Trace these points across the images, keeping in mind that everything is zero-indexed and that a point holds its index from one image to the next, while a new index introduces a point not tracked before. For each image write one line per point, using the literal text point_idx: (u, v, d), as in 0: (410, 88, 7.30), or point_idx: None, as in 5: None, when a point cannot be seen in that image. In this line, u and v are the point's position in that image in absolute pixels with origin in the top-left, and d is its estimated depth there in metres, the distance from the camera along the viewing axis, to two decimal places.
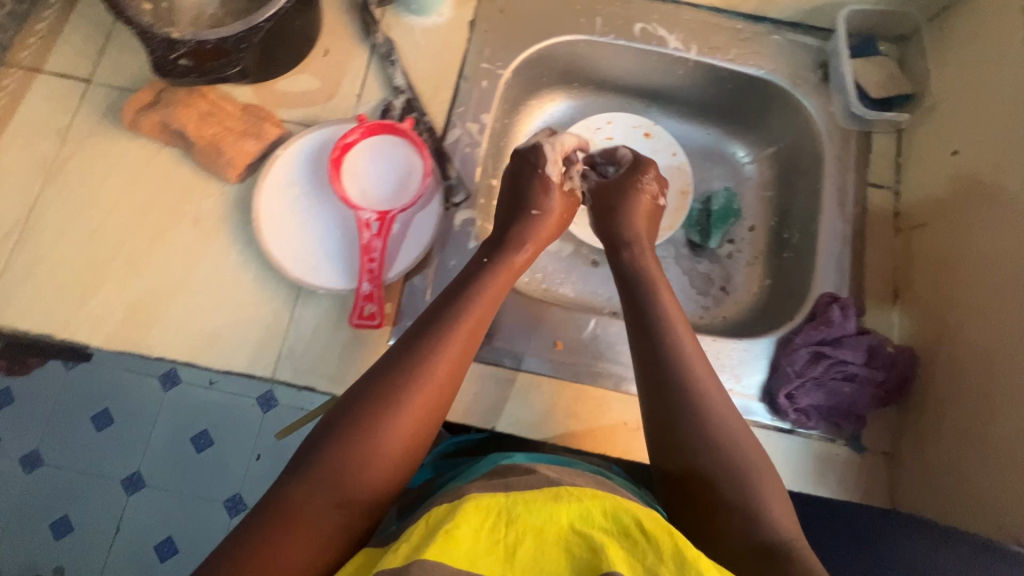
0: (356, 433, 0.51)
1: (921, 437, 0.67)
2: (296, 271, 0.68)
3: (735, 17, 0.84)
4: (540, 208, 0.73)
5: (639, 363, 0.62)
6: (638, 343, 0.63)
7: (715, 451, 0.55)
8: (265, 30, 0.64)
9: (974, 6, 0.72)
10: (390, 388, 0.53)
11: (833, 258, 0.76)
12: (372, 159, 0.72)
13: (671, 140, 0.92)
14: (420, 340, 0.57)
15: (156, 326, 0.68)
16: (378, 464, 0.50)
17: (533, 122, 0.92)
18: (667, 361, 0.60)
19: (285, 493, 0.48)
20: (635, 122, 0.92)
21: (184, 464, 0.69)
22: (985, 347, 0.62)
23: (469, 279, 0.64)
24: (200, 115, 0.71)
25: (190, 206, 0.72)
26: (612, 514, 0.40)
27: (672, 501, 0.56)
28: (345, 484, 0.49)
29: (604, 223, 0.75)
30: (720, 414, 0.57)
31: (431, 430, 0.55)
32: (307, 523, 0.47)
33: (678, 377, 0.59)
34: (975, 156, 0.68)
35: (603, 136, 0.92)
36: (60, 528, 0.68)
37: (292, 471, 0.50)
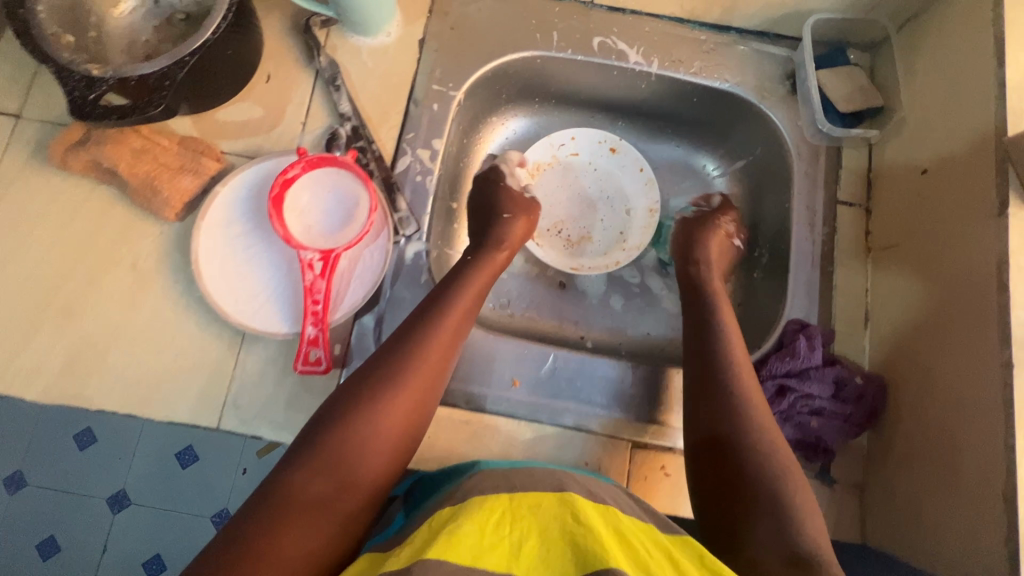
0: (354, 417, 0.54)
1: (890, 470, 0.64)
2: (238, 316, 0.65)
3: (698, 27, 0.80)
4: (512, 210, 0.78)
5: (687, 362, 0.67)
6: (693, 345, 0.67)
7: (757, 449, 0.57)
8: (189, 64, 0.60)
9: (944, 14, 0.68)
10: (385, 373, 0.57)
11: (802, 280, 0.73)
12: (318, 193, 0.70)
13: (637, 155, 0.89)
14: (412, 331, 0.61)
15: (94, 376, 0.65)
16: (376, 447, 0.53)
17: (494, 139, 0.89)
18: (714, 361, 0.64)
19: (285, 477, 0.50)
20: (600, 137, 0.89)
21: (170, 478, 0.65)
22: (950, 378, 0.59)
23: (456, 273, 0.68)
24: (132, 152, 0.67)
25: (130, 247, 0.69)
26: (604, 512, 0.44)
27: (706, 499, 0.58)
28: (343, 466, 0.51)
29: (682, 247, 0.79)
30: (760, 412, 0.60)
31: (425, 417, 0.58)
32: (309, 505, 0.48)
33: (720, 373, 0.63)
34: (942, 173, 0.65)
35: (567, 153, 0.89)
36: (47, 548, 0.65)
37: (291, 457, 0.51)
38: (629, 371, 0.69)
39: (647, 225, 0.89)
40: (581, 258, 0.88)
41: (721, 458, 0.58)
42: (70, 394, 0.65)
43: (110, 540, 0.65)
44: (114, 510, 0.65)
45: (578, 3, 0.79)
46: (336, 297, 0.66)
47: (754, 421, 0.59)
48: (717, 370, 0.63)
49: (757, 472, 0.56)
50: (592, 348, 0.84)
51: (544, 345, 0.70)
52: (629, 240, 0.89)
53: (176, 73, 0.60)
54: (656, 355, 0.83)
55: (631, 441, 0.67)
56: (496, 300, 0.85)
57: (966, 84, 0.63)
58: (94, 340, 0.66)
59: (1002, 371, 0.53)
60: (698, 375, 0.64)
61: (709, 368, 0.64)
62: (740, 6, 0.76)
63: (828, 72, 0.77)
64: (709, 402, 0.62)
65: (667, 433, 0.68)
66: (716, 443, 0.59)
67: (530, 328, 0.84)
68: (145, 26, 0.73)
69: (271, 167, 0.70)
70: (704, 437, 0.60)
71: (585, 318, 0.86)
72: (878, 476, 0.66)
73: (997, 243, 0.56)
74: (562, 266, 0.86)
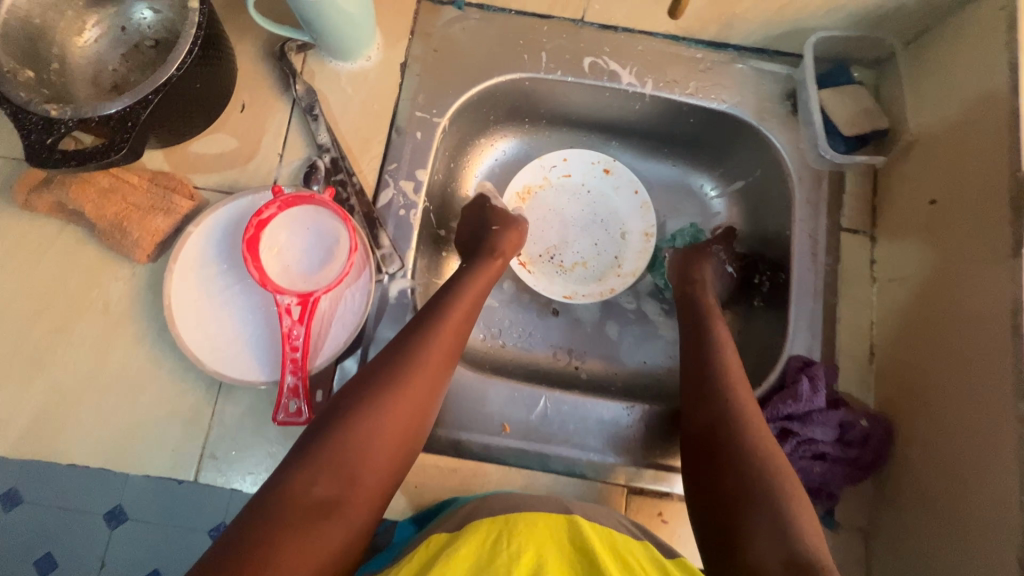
0: (353, 422, 0.53)
1: (896, 515, 0.62)
2: (215, 365, 0.62)
3: (694, 44, 0.76)
4: (501, 223, 0.76)
5: (686, 378, 0.65)
6: (689, 359, 0.66)
7: (751, 457, 0.54)
8: (153, 102, 0.57)
9: (954, 35, 0.65)
10: (387, 375, 0.56)
11: (804, 313, 0.70)
12: (297, 229, 0.66)
13: (633, 176, 0.86)
14: (412, 337, 0.60)
15: (66, 428, 0.62)
16: (375, 453, 0.52)
17: (483, 161, 0.85)
18: (710, 373, 0.63)
19: (285, 482, 0.48)
20: (594, 158, 0.86)
21: (169, 495, 0.61)
22: (961, 425, 0.56)
23: (454, 281, 0.67)
24: (100, 192, 0.64)
25: (100, 290, 0.65)
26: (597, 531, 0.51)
27: (706, 511, 0.55)
28: (345, 470, 0.50)
29: (681, 271, 0.76)
30: (752, 423, 0.57)
31: (426, 420, 0.57)
32: (307, 512, 0.47)
33: (715, 386, 0.62)
34: (952, 207, 0.62)
35: (559, 174, 0.86)
36: (43, 566, 0.60)
37: (291, 461, 0.50)
38: (624, 412, 0.68)
39: (643, 250, 0.85)
40: (574, 286, 0.84)
41: (718, 469, 0.55)
42: (41, 448, 0.62)
43: (106, 557, 0.60)
44: (110, 527, 0.60)
45: (568, 21, 0.75)
46: (316, 342, 0.64)
47: (750, 430, 0.57)
48: (714, 382, 0.62)
49: (755, 479, 0.53)
50: (587, 379, 0.79)
51: (536, 387, 0.67)
52: (624, 267, 0.85)
53: (140, 112, 0.56)
54: (655, 386, 0.79)
55: (626, 487, 0.65)
56: (486, 330, 0.80)
57: (977, 111, 0.60)
58: (65, 389, 0.63)
59: (1017, 424, 0.50)
60: (695, 388, 0.63)
61: (706, 379, 0.63)
62: (738, 23, 0.72)
63: (831, 92, 0.73)
64: (706, 418, 0.60)
65: (665, 477, 0.65)
66: (714, 454, 0.57)
67: (520, 361, 0.79)
68: (113, 54, 0.69)
69: (248, 204, 0.67)
70: (702, 450, 0.58)
71: (580, 346, 0.82)
72: (883, 522, 0.63)
73: (1010, 286, 0.53)
74: (554, 294, 0.83)
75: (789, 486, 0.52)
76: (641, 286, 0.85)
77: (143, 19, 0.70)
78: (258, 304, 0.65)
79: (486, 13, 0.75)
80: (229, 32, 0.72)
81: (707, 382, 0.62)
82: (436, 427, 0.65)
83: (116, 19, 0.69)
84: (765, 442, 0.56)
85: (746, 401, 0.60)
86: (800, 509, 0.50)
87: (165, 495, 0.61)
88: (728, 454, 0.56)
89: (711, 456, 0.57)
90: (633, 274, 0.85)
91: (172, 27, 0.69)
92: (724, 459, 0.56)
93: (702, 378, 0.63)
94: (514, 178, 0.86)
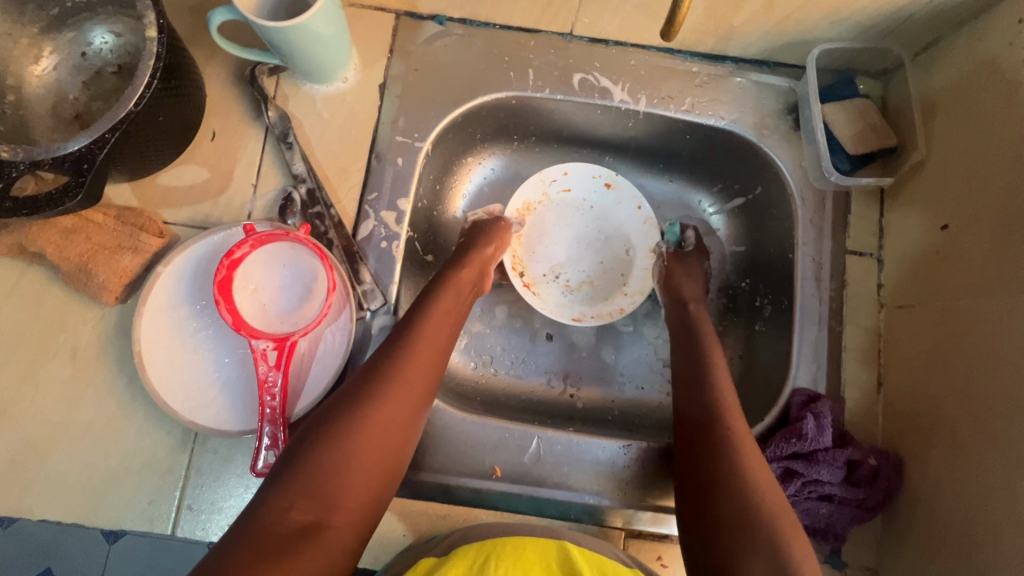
0: (330, 443, 0.49)
1: (903, 556, 0.59)
2: (190, 413, 0.59)
3: (690, 57, 0.72)
4: (471, 233, 0.73)
5: (679, 400, 0.62)
6: (683, 378, 0.63)
7: (745, 490, 0.51)
8: (110, 141, 0.52)
9: (967, 48, 0.61)
10: (368, 385, 0.53)
11: (808, 342, 0.67)
12: (272, 266, 0.63)
13: (636, 190, 0.79)
14: (394, 347, 0.57)
15: (35, 481, 0.59)
16: (354, 478, 0.49)
17: (470, 180, 0.80)
18: (704, 397, 0.59)
19: (262, 508, 0.46)
20: (595, 172, 0.79)
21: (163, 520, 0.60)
22: (973, 468, 0.53)
23: (436, 286, 0.64)
24: (62, 232, 0.60)
25: (66, 334, 0.62)
26: (585, 553, 0.52)
27: (697, 542, 0.51)
28: (325, 492, 0.47)
29: (668, 286, 0.73)
30: (745, 454, 0.54)
31: (411, 434, 0.54)
32: (282, 541, 0.44)
33: (708, 410, 0.58)
34: (965, 234, 0.58)
35: (559, 189, 0.79)
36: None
37: (269, 485, 0.48)
38: (621, 450, 0.65)
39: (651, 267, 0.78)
40: (583, 308, 0.77)
41: (709, 500, 0.52)
42: (9, 504, 0.59)
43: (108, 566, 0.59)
44: (110, 541, 0.60)
45: (556, 35, 0.71)
46: (295, 386, 0.61)
47: (743, 460, 0.53)
48: (710, 408, 0.58)
49: (747, 514, 0.49)
50: (583, 411, 0.75)
51: (528, 427, 0.64)
52: (632, 284, 0.78)
53: (96, 153, 0.52)
54: (653, 417, 0.74)
55: (625, 530, 0.63)
56: (476, 357, 0.76)
57: (991, 132, 0.56)
58: (33, 442, 0.60)
59: None
60: (690, 412, 0.59)
61: (702, 402, 0.59)
62: (737, 35, 0.68)
63: (835, 106, 0.69)
64: (700, 446, 0.56)
65: (666, 519, 0.63)
66: (705, 485, 0.53)
67: (513, 391, 0.75)
68: (73, 82, 0.64)
69: (221, 241, 0.63)
70: (694, 479, 0.55)
71: (576, 372, 0.77)
72: (892, 564, 0.60)
73: None
74: (560, 318, 0.75)
75: (780, 521, 0.49)
76: (636, 308, 0.80)
77: (104, 43, 0.64)
78: (234, 348, 0.63)
79: (469, 28, 0.71)
80: (197, 55, 0.68)
81: (702, 404, 0.59)
82: (423, 471, 0.62)
83: (75, 44, 0.64)
84: (761, 476, 0.52)
85: (740, 429, 0.56)
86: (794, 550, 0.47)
87: (158, 520, 0.60)
88: (722, 484, 0.52)
89: (701, 485, 0.53)
90: (641, 292, 0.78)
91: (136, 51, 0.64)
92: (717, 489, 0.52)
93: (696, 401, 0.59)
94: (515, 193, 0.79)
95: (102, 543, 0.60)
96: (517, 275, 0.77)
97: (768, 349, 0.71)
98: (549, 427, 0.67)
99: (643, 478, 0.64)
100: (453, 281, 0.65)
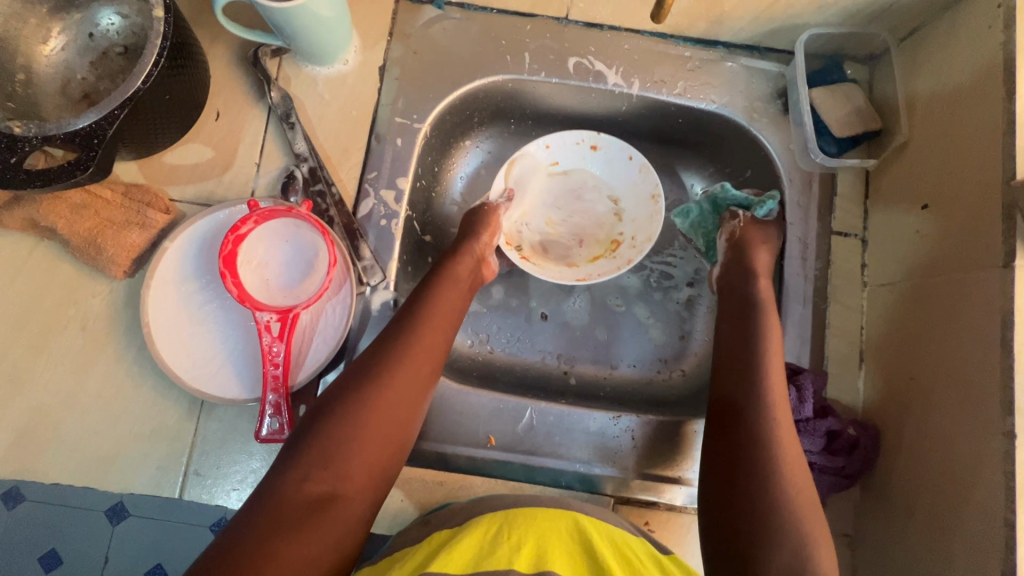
0: (342, 421, 0.51)
1: (880, 522, 0.62)
2: (198, 384, 0.62)
3: (683, 42, 0.73)
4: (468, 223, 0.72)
5: (715, 388, 0.62)
6: (723, 366, 0.62)
7: (776, 482, 0.52)
8: (120, 117, 0.54)
9: (949, 35, 0.63)
10: (372, 367, 0.55)
11: (793, 319, 0.69)
12: (274, 242, 0.65)
13: (622, 144, 0.77)
14: (398, 329, 0.58)
15: (49, 449, 0.62)
16: (365, 453, 0.51)
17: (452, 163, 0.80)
18: (740, 387, 0.59)
19: (279, 480, 0.48)
20: (578, 138, 0.77)
21: (169, 498, 0.62)
22: (946, 435, 0.56)
23: (441, 271, 0.65)
24: (71, 208, 0.61)
25: (76, 307, 0.64)
26: (595, 522, 0.55)
27: (718, 525, 0.53)
28: (336, 464, 0.49)
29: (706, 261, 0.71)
30: (775, 441, 0.55)
31: (419, 409, 0.56)
32: (297, 514, 0.46)
33: (744, 400, 0.58)
34: (945, 213, 0.60)
35: (541, 163, 0.78)
36: (49, 561, 0.61)
37: (284, 459, 0.50)
38: (611, 422, 0.68)
39: (652, 217, 0.77)
40: (588, 269, 0.77)
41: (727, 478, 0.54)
42: (24, 470, 0.61)
43: (111, 552, 0.61)
44: (114, 522, 0.61)
45: (551, 20, 0.73)
46: (296, 356, 0.63)
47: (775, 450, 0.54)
48: (736, 392, 0.59)
49: (771, 504, 0.51)
50: (576, 385, 0.77)
51: (521, 399, 0.67)
52: (638, 237, 0.77)
53: (106, 128, 0.53)
54: (643, 393, 0.77)
55: (614, 497, 0.66)
56: (473, 335, 0.78)
57: (970, 113, 0.58)
58: (44, 410, 0.62)
59: (1004, 440, 0.50)
60: (724, 401, 0.60)
61: (735, 390, 0.59)
62: (727, 20, 0.69)
63: (823, 90, 0.71)
64: (731, 434, 0.57)
65: (654, 487, 0.66)
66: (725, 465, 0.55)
67: (508, 367, 0.77)
68: (81, 62, 0.66)
69: (225, 218, 0.65)
70: (715, 458, 0.57)
71: (569, 351, 0.79)
72: (869, 529, 0.63)
73: (998, 297, 0.52)
74: (565, 281, 0.74)
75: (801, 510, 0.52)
76: (629, 287, 0.81)
77: (111, 25, 0.66)
78: (237, 320, 0.65)
79: (467, 12, 0.73)
80: (201, 37, 0.70)
81: (738, 393, 0.59)
82: (421, 440, 0.65)
83: (82, 25, 0.66)
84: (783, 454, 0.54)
85: (780, 419, 0.56)
86: (812, 537, 0.50)
87: (165, 496, 0.62)
88: (752, 473, 0.53)
89: (727, 471, 0.55)
90: (648, 241, 0.75)
91: (142, 32, 0.66)
92: (746, 476, 0.53)
93: (730, 390, 0.60)
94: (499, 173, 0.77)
95: (106, 524, 0.61)
96: (513, 249, 0.76)
97: None
98: (541, 399, 0.70)
99: (632, 448, 0.67)
100: (455, 264, 0.66)
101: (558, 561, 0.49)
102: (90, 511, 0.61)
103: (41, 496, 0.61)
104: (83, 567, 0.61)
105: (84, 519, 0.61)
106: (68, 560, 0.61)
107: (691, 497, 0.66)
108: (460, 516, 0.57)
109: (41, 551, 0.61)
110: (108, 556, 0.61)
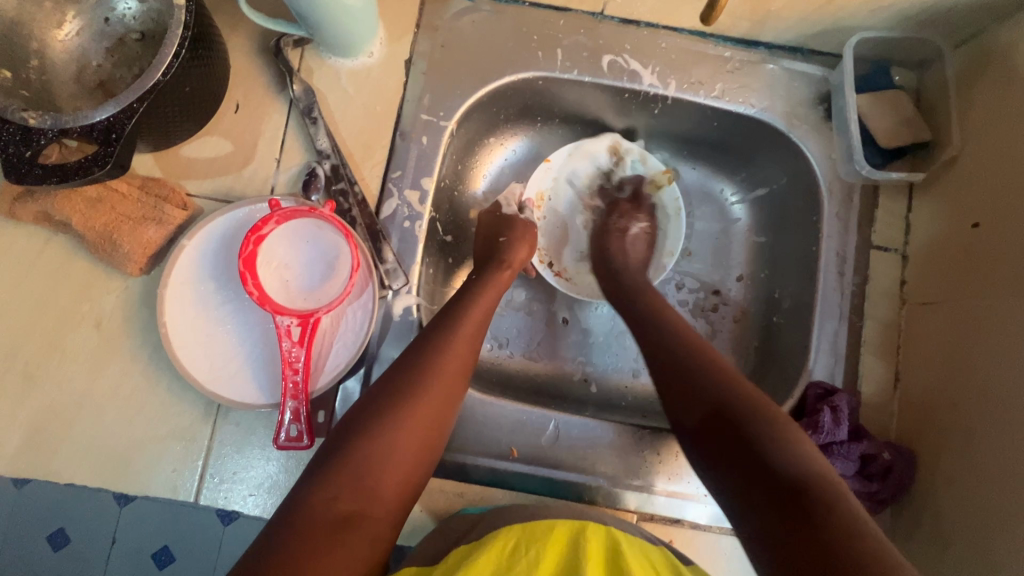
0: (369, 438, 0.50)
1: (912, 549, 0.60)
2: (216, 387, 0.60)
3: (722, 42, 0.70)
4: (509, 233, 0.70)
5: (679, 402, 0.53)
6: (684, 366, 0.54)
7: (817, 477, 0.43)
8: (139, 111, 0.52)
9: (1010, 45, 0.59)
10: (404, 383, 0.53)
11: (827, 335, 0.67)
12: (296, 243, 0.63)
13: (643, 152, 0.78)
14: (430, 342, 0.57)
15: (61, 447, 0.61)
16: (394, 471, 0.50)
17: (493, 161, 0.79)
18: (711, 386, 0.51)
19: (307, 497, 0.46)
20: (599, 143, 0.78)
21: (181, 486, 0.61)
22: (991, 467, 0.54)
23: (470, 284, 0.64)
24: (86, 202, 0.59)
25: (90, 304, 0.63)
26: (618, 535, 0.53)
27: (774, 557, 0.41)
28: (365, 483, 0.48)
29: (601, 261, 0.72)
30: (782, 432, 0.47)
31: (446, 427, 0.55)
32: (324, 534, 0.44)
33: (723, 397, 0.50)
34: (998, 233, 0.58)
35: (567, 169, 0.78)
36: (57, 540, 0.61)
37: (311, 476, 0.48)
38: (635, 437, 0.66)
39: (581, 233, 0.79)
40: None
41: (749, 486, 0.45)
42: (36, 467, 0.60)
43: (118, 533, 0.61)
44: (120, 505, 0.61)
45: (586, 15, 0.70)
46: (316, 362, 0.61)
47: (793, 445, 0.46)
48: (712, 393, 0.51)
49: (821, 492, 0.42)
50: (597, 394, 0.75)
51: (545, 410, 0.66)
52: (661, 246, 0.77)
53: (125, 122, 0.51)
54: None
55: (637, 513, 0.64)
56: (493, 340, 0.76)
57: None
58: (57, 409, 0.61)
59: None
60: (704, 413, 0.50)
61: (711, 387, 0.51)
62: (772, 20, 0.66)
63: (868, 98, 0.68)
64: (726, 438, 0.48)
65: (677, 505, 0.65)
66: (741, 472, 0.46)
67: (526, 373, 0.75)
68: (97, 49, 0.63)
69: (245, 217, 0.63)
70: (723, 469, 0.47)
71: (589, 359, 0.77)
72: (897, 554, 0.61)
73: None
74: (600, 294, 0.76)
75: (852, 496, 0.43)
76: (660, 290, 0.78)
77: (128, 10, 0.63)
78: (256, 322, 0.63)
79: (497, 5, 0.70)
80: (221, 24, 0.67)
81: (717, 398, 0.50)
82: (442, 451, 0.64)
83: (98, 10, 0.63)
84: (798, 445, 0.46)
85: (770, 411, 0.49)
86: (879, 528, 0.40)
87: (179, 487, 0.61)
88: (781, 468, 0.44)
89: (752, 494, 0.45)
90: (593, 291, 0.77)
91: (159, 18, 0.63)
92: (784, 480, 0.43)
93: (708, 395, 0.51)
94: (529, 180, 0.78)
95: (114, 506, 0.61)
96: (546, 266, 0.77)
97: (785, 340, 0.71)
98: (564, 410, 0.68)
99: (657, 464, 0.65)
100: (493, 275, 0.65)
101: (586, 560, 0.48)
102: (102, 509, 0.60)
103: (53, 491, 0.60)
104: (91, 554, 0.61)
105: (93, 515, 0.60)
106: (75, 539, 0.61)
107: (717, 516, 0.65)
108: (481, 529, 0.56)
109: (50, 529, 0.60)
110: (115, 536, 0.61)
